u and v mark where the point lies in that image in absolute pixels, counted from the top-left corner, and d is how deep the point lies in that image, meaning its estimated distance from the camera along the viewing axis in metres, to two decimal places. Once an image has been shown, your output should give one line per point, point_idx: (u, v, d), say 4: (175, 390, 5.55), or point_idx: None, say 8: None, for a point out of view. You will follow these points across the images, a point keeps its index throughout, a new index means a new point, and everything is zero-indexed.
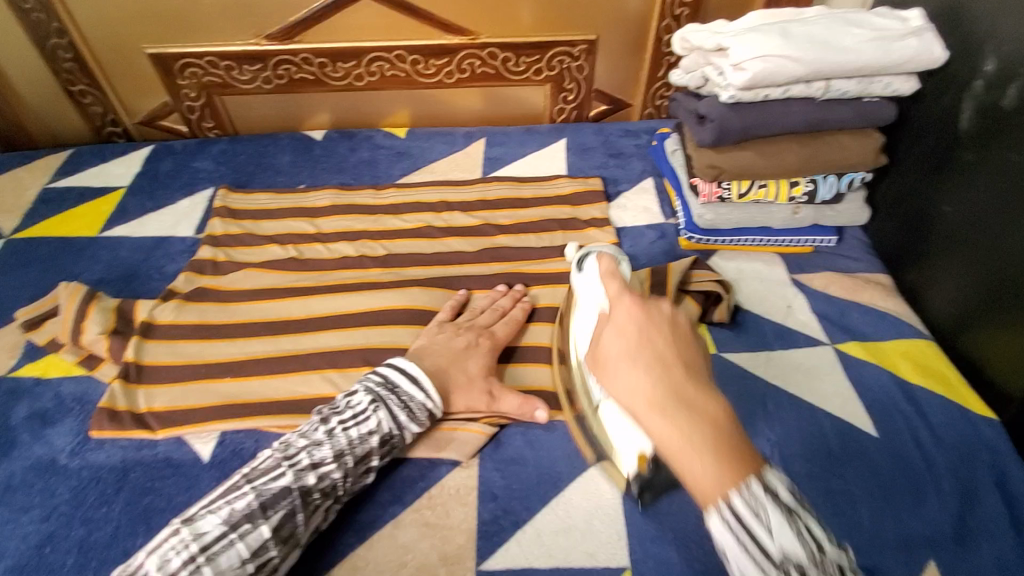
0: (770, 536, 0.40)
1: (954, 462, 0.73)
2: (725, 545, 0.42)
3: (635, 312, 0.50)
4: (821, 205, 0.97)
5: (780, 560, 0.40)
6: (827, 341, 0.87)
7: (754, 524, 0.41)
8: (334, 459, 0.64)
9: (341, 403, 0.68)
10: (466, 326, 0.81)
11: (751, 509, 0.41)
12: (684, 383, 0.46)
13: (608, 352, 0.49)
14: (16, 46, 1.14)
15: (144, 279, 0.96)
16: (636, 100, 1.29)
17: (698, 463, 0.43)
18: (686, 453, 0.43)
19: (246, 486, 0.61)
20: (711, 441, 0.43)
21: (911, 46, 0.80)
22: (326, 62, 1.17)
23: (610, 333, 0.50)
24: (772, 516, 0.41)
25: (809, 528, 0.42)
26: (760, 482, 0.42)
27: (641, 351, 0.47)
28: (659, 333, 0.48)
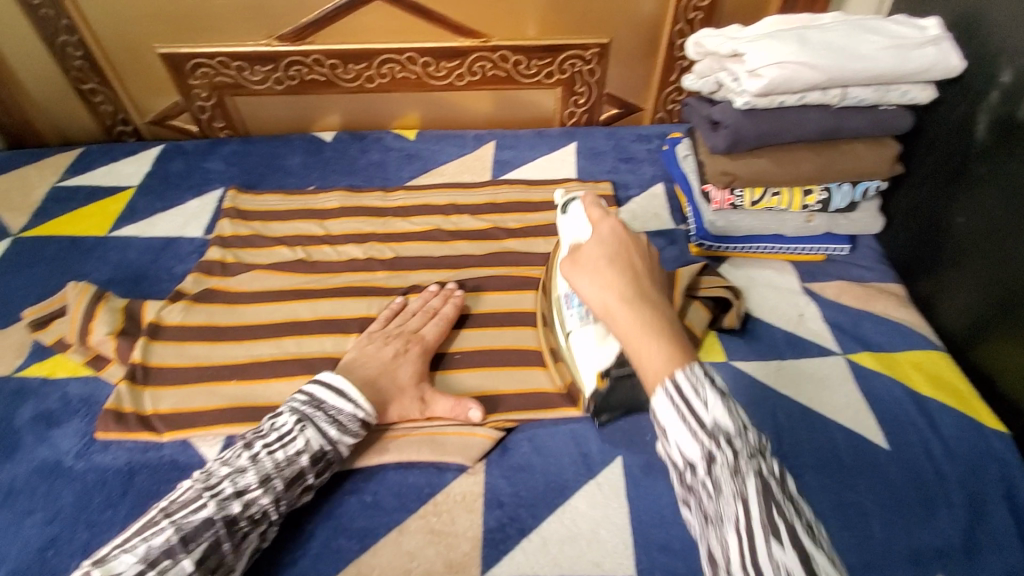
0: (706, 408, 0.46)
1: (968, 477, 0.71)
2: (666, 417, 0.48)
3: (617, 232, 0.61)
4: (835, 213, 0.96)
5: (712, 430, 0.46)
6: (838, 351, 0.85)
7: (693, 400, 0.47)
8: (259, 484, 0.62)
9: (267, 426, 0.67)
10: (395, 333, 0.81)
11: (690, 382, 0.47)
12: (646, 288, 0.56)
13: (588, 257, 0.59)
14: (28, 44, 1.15)
15: (153, 279, 0.96)
16: (648, 104, 1.28)
17: (651, 343, 0.51)
18: (642, 338, 0.52)
19: (165, 520, 0.58)
20: (663, 327, 0.52)
21: (929, 54, 0.79)
22: (337, 63, 1.17)
23: (592, 245, 0.61)
24: (708, 392, 0.47)
25: (739, 412, 0.47)
26: (700, 367, 0.48)
27: (616, 260, 0.58)
28: (630, 251, 0.60)
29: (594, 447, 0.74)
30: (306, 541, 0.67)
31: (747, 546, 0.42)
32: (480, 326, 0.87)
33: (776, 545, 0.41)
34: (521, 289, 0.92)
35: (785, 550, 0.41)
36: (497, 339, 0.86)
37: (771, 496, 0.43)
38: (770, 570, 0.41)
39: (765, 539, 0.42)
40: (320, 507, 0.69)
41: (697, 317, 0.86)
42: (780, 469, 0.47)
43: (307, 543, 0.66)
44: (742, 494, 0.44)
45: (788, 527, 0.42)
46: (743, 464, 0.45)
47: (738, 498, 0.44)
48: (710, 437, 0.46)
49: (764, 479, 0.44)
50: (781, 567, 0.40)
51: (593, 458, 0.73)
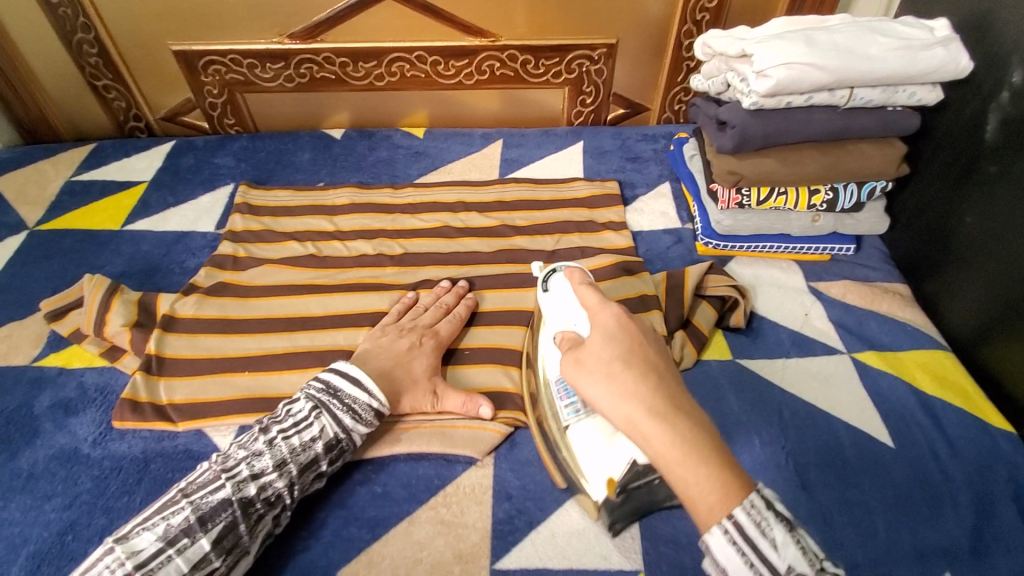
0: (776, 550, 0.43)
1: (971, 474, 0.72)
2: (729, 560, 0.44)
3: (621, 322, 0.52)
4: (841, 213, 0.97)
5: (786, 574, 0.43)
6: (843, 350, 0.86)
7: (763, 543, 0.43)
8: (275, 468, 0.64)
9: (282, 413, 0.68)
10: (409, 326, 0.82)
11: (756, 523, 0.43)
12: (673, 394, 0.48)
13: (598, 358, 0.50)
14: (44, 40, 1.16)
15: (166, 272, 0.98)
16: (654, 104, 1.29)
17: (697, 471, 0.44)
18: (690, 467, 0.44)
19: (183, 501, 0.60)
20: (704, 446, 0.45)
21: (937, 55, 0.80)
22: (347, 61, 1.18)
23: (598, 344, 0.51)
24: (776, 531, 0.43)
25: (802, 540, 0.45)
26: (761, 496, 0.44)
27: (631, 357, 0.49)
28: (640, 341, 0.51)
29: None
30: (318, 529, 0.68)
31: None
32: (488, 323, 0.88)
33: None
34: (529, 286, 0.93)
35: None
36: (507, 336, 0.87)
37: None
38: None
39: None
40: (332, 496, 0.71)
41: (704, 317, 0.88)
42: None
43: (319, 531, 0.67)
44: None
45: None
46: None
47: None
48: None
49: None
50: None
51: None
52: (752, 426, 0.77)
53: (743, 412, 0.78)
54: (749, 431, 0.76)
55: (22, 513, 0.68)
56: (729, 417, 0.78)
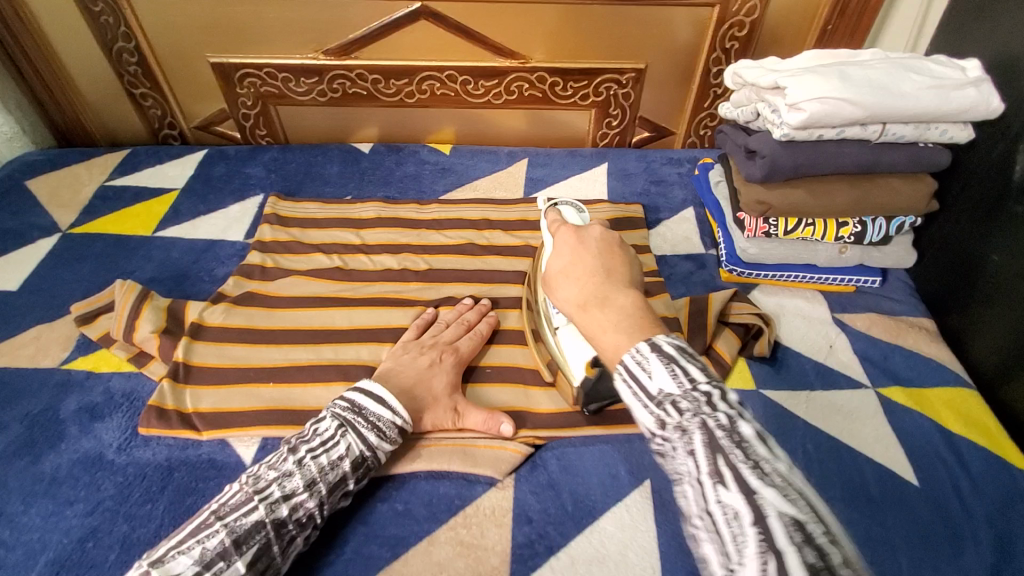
0: (649, 377, 0.52)
1: (1000, 517, 0.71)
2: (627, 396, 0.53)
3: (571, 242, 0.70)
4: (868, 246, 0.96)
5: (658, 397, 0.51)
6: (868, 384, 0.86)
7: (641, 373, 0.52)
8: (306, 488, 0.64)
9: (309, 431, 0.68)
10: (430, 344, 0.82)
11: (636, 360, 0.53)
12: (600, 287, 0.63)
13: (555, 272, 0.68)
14: (87, 49, 1.20)
15: (194, 280, 0.99)
16: (680, 129, 1.30)
17: (610, 335, 0.58)
18: (604, 335, 0.59)
19: (217, 523, 0.60)
20: (616, 319, 0.59)
21: (969, 95, 0.80)
22: (379, 78, 1.20)
23: (556, 261, 0.69)
24: (653, 364, 0.52)
25: (687, 372, 0.51)
26: (648, 343, 0.54)
27: (575, 265, 0.67)
28: (584, 255, 0.67)
29: (622, 469, 0.75)
30: (339, 546, 0.68)
31: (701, 493, 0.46)
32: (511, 341, 0.89)
33: (722, 488, 0.45)
34: None
35: (730, 490, 0.44)
36: (530, 355, 0.87)
37: (717, 445, 0.46)
38: (720, 512, 0.44)
39: (712, 484, 0.45)
40: (353, 513, 0.71)
41: (729, 343, 0.88)
42: (733, 415, 0.48)
43: (340, 548, 0.67)
44: (690, 448, 0.47)
45: (732, 469, 0.45)
46: (687, 421, 0.49)
47: (688, 452, 0.47)
48: (657, 403, 0.51)
49: (708, 429, 0.47)
50: (730, 508, 0.44)
51: (622, 479, 0.74)
52: None
53: None
54: None
55: (42, 518, 0.69)
56: None
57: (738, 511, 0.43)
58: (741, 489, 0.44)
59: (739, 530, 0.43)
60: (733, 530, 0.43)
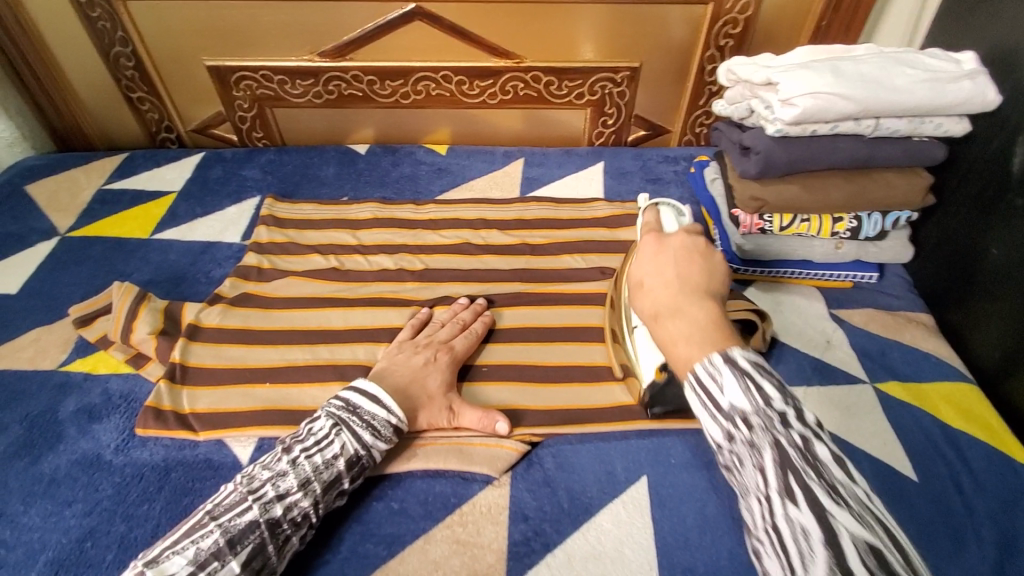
0: (721, 391, 0.52)
1: (998, 513, 0.70)
2: (694, 405, 0.54)
3: (653, 247, 0.68)
4: (864, 241, 0.97)
5: (728, 411, 0.51)
6: (866, 379, 0.85)
7: (712, 386, 0.52)
8: (300, 487, 0.64)
9: (304, 431, 0.69)
10: (426, 343, 0.83)
11: (708, 372, 0.53)
12: (679, 296, 0.61)
13: (637, 282, 0.67)
14: (85, 53, 1.20)
15: (191, 282, 0.99)
16: (675, 127, 1.30)
17: (685, 346, 0.56)
18: (676, 348, 0.57)
19: (211, 523, 0.60)
20: (687, 330, 0.57)
21: (965, 87, 0.80)
22: (374, 79, 1.21)
23: (645, 272, 0.66)
24: (724, 378, 0.52)
25: (760, 389, 0.50)
26: (721, 356, 0.53)
27: (655, 274, 0.65)
28: (665, 260, 0.65)
29: (618, 467, 0.75)
30: (334, 544, 0.68)
31: (769, 510, 0.47)
32: (507, 340, 0.89)
33: (793, 507, 0.45)
34: (548, 304, 0.94)
35: (801, 511, 0.45)
36: (526, 353, 0.87)
37: (790, 466, 0.47)
38: (788, 530, 0.45)
39: (781, 500, 0.46)
40: (349, 511, 0.71)
41: None
42: (807, 437, 0.48)
43: (334, 547, 0.68)
44: (760, 465, 0.48)
45: (805, 489, 0.45)
46: (758, 437, 0.49)
47: (758, 470, 0.48)
48: (727, 418, 0.51)
49: (782, 449, 0.47)
50: (798, 527, 0.44)
51: (618, 476, 0.74)
52: None
53: None
54: None
55: (42, 518, 0.69)
56: None
57: (809, 534, 0.44)
58: (814, 513, 0.44)
59: (811, 551, 0.43)
60: (803, 553, 0.44)
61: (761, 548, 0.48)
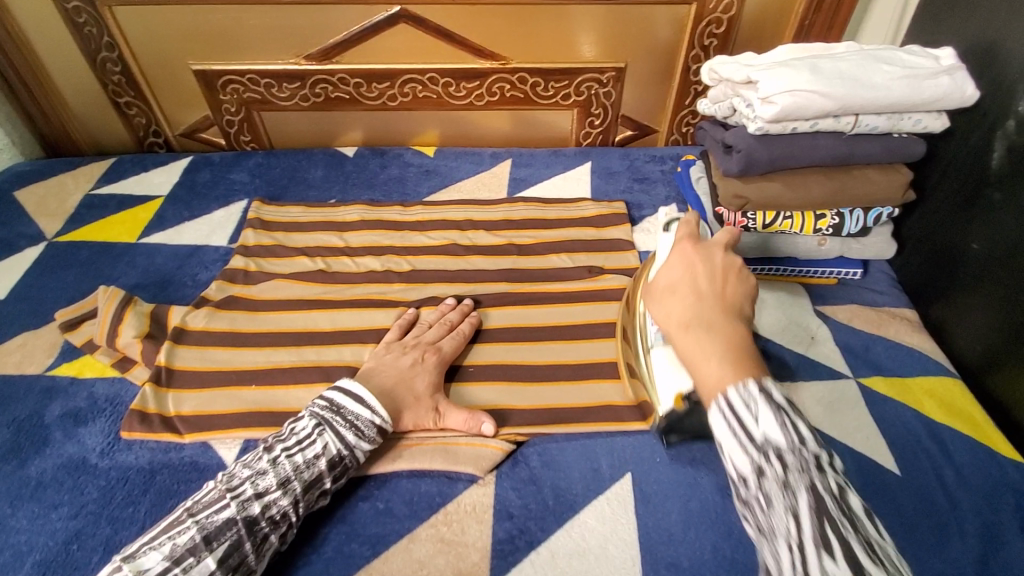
0: (755, 420, 0.47)
1: (981, 505, 0.71)
2: (719, 432, 0.49)
3: (687, 254, 0.62)
4: (847, 238, 0.97)
5: (761, 444, 0.46)
6: (849, 375, 0.86)
7: (745, 414, 0.47)
8: (279, 486, 0.64)
9: (287, 431, 0.69)
10: (413, 343, 0.83)
11: (742, 398, 0.48)
12: (711, 312, 0.55)
13: (659, 287, 0.61)
14: (71, 58, 1.21)
15: (178, 285, 0.99)
16: (663, 127, 1.31)
17: (713, 366, 0.51)
18: (703, 362, 0.52)
19: (189, 520, 0.61)
20: (722, 349, 0.52)
21: (942, 84, 0.81)
22: (361, 82, 1.21)
23: (670, 275, 0.61)
24: (760, 407, 0.47)
25: (795, 426, 0.47)
26: (757, 385, 0.48)
27: (684, 281, 0.59)
28: (699, 270, 0.60)
29: (603, 465, 0.75)
30: (319, 545, 0.68)
31: (800, 560, 0.42)
32: (493, 341, 0.89)
33: (829, 562, 0.41)
34: (535, 304, 0.94)
35: (838, 565, 0.41)
36: (512, 353, 0.88)
37: (826, 514, 0.43)
38: None
39: (815, 552, 0.42)
40: (333, 511, 0.71)
41: None
42: (840, 485, 0.45)
43: (319, 547, 0.68)
44: (793, 510, 0.44)
45: (840, 540, 0.42)
46: (794, 478, 0.45)
47: (789, 514, 0.44)
48: (760, 450, 0.46)
49: (817, 495, 0.44)
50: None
51: (603, 473, 0.74)
52: None
53: None
54: None
55: (28, 521, 0.69)
56: None
57: None
58: (850, 568, 0.41)
59: None
60: None
61: None
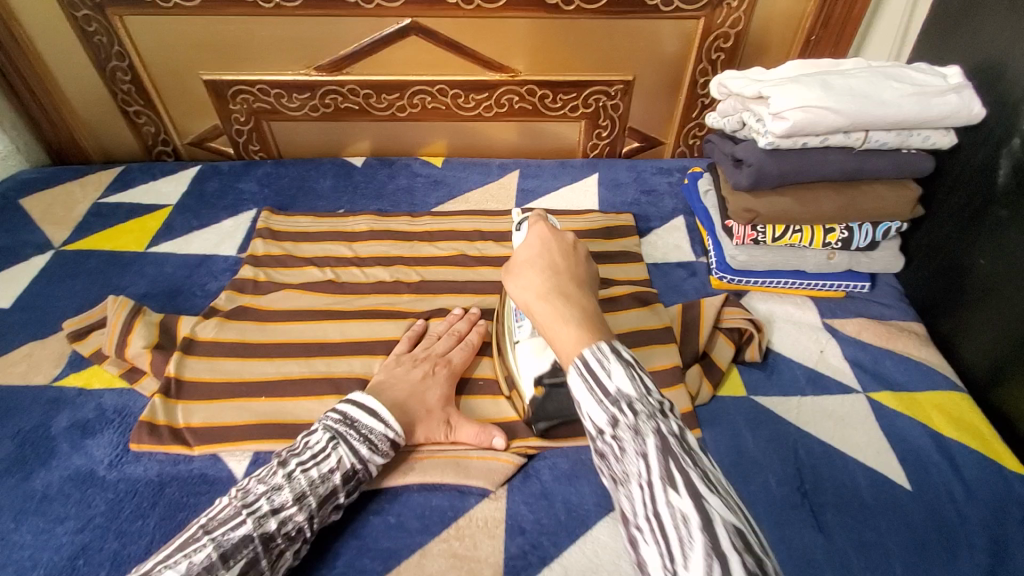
0: (609, 376, 0.49)
1: (991, 520, 0.71)
2: (579, 393, 0.50)
3: (542, 235, 0.67)
4: (856, 251, 0.98)
5: (615, 397, 0.48)
6: (859, 389, 0.86)
7: (599, 372, 0.49)
8: (295, 501, 0.64)
9: (301, 444, 0.69)
10: (423, 356, 0.83)
11: (597, 359, 0.50)
12: (567, 285, 0.60)
13: (518, 262, 0.64)
14: (81, 68, 1.21)
15: (187, 295, 0.99)
16: (669, 139, 1.32)
17: (562, 329, 0.55)
18: (556, 324, 0.56)
19: (204, 537, 0.59)
20: (576, 315, 0.56)
21: (950, 101, 0.81)
22: (371, 93, 1.22)
23: (523, 252, 0.66)
24: (613, 364, 0.49)
25: (644, 380, 0.49)
26: (609, 346, 0.51)
27: (539, 259, 0.64)
28: (556, 252, 0.65)
29: None
30: (331, 559, 0.67)
31: (651, 497, 0.44)
32: None
33: (673, 493, 0.43)
34: None
35: (681, 497, 0.42)
36: None
37: (669, 451, 0.45)
38: (667, 516, 0.42)
39: (663, 489, 0.44)
40: (346, 525, 0.70)
41: (722, 351, 0.88)
42: (681, 427, 0.48)
43: (330, 562, 0.67)
44: (643, 451, 0.45)
45: (685, 477, 0.43)
46: (643, 423, 0.46)
47: (640, 456, 0.45)
48: (614, 403, 0.48)
49: (663, 436, 0.46)
50: (677, 512, 0.42)
51: None
52: (768, 462, 0.76)
53: (756, 447, 0.78)
54: (765, 470, 0.75)
55: (33, 536, 0.69)
56: (745, 453, 0.77)
57: (687, 517, 0.41)
58: (693, 500, 0.42)
59: (687, 535, 0.41)
60: (682, 537, 0.41)
61: (640, 539, 0.44)
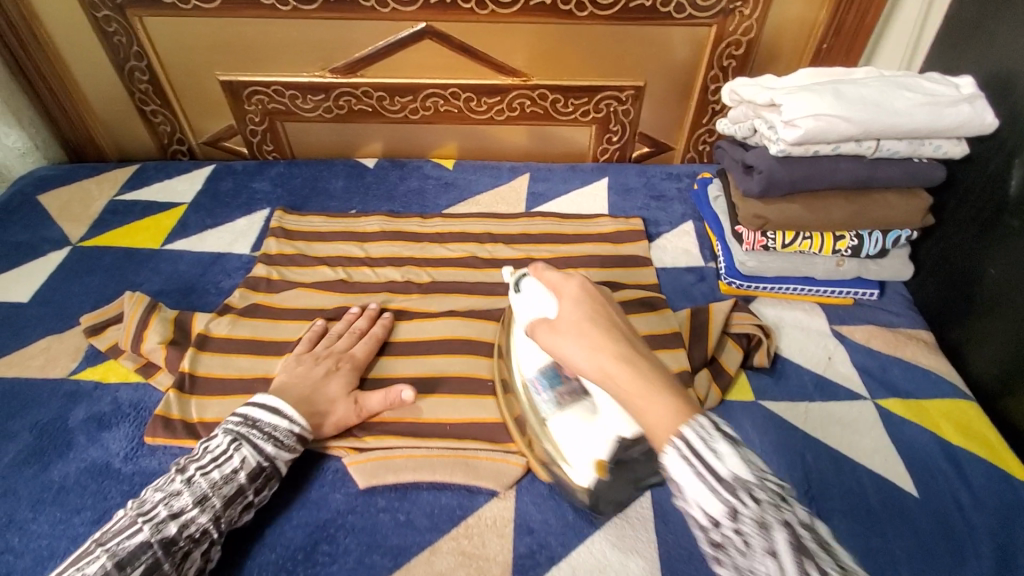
0: (720, 459, 0.46)
1: (999, 528, 0.71)
2: (680, 474, 0.46)
3: (584, 286, 0.60)
4: (865, 259, 0.97)
5: (731, 482, 0.45)
6: (867, 396, 0.86)
7: (706, 453, 0.46)
8: (196, 503, 0.64)
9: (200, 450, 0.69)
10: (325, 352, 0.84)
11: (700, 437, 0.47)
12: (637, 345, 0.54)
13: (567, 319, 0.57)
14: (100, 67, 1.23)
15: (201, 292, 1.01)
16: (679, 144, 1.33)
17: (655, 401, 0.49)
18: (649, 395, 0.50)
19: (98, 549, 0.59)
20: (662, 380, 0.51)
21: (962, 111, 0.82)
22: (384, 95, 1.23)
23: (564, 305, 0.58)
24: (721, 444, 0.46)
25: (751, 458, 0.47)
26: (708, 419, 0.48)
27: (594, 316, 0.56)
28: (606, 304, 0.58)
29: None
30: (341, 555, 0.68)
31: None
32: None
33: None
34: None
35: None
36: None
37: (803, 548, 0.43)
38: None
39: None
40: (357, 522, 0.71)
41: (731, 356, 0.89)
42: (803, 514, 0.46)
43: (342, 558, 0.68)
44: (772, 549, 0.43)
45: None
46: (769, 515, 0.44)
47: (769, 554, 0.43)
48: (731, 491, 0.45)
49: (793, 530, 0.43)
50: None
51: None
52: (776, 466, 0.76)
53: (765, 451, 0.78)
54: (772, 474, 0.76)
55: (50, 526, 0.70)
56: None
57: None
58: None
59: None
60: None
61: None
